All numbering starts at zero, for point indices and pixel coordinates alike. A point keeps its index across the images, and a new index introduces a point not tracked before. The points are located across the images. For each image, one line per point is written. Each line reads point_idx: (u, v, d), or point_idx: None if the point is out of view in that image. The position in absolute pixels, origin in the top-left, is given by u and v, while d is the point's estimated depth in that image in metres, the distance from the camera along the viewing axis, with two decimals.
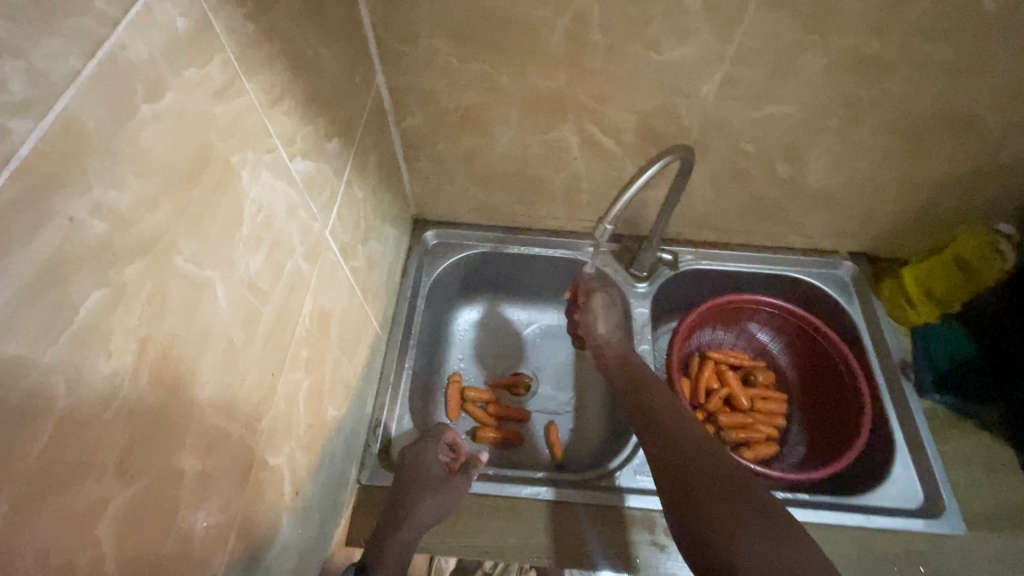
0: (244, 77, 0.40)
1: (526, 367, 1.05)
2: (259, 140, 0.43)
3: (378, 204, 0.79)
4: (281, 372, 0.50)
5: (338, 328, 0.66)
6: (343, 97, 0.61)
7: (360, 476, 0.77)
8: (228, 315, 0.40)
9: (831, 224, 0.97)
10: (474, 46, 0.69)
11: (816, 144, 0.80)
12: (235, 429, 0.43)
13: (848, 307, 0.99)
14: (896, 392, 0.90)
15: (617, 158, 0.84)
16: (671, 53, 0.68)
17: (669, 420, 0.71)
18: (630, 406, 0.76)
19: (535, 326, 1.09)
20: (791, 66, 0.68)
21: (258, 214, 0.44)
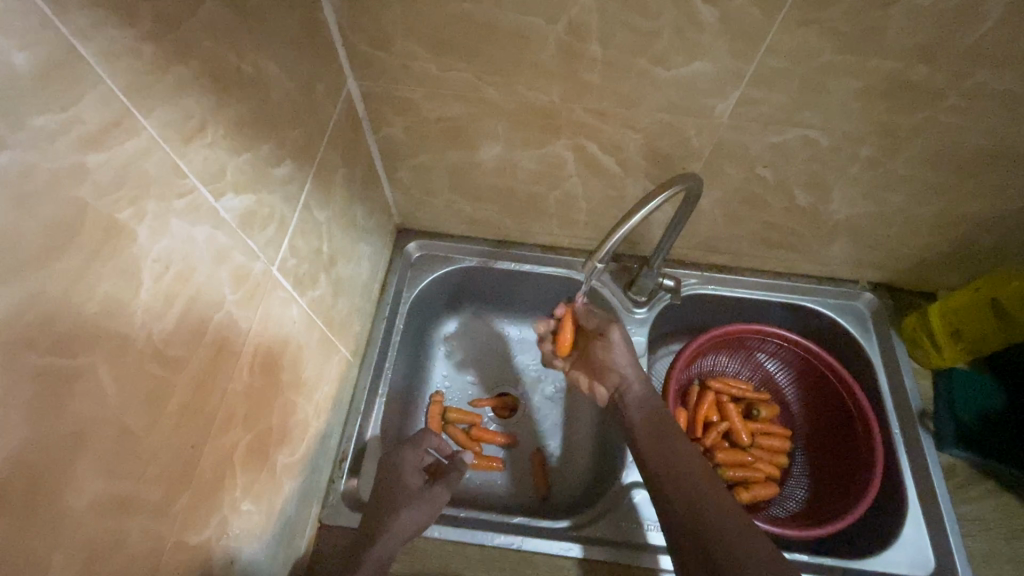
0: (139, 113, 0.33)
1: (514, 388, 0.96)
2: (167, 185, 0.36)
3: (350, 223, 0.72)
4: (206, 440, 0.44)
5: (291, 367, 0.60)
6: (298, 113, 0.54)
7: (321, 513, 0.71)
8: (119, 400, 0.34)
9: (853, 253, 0.88)
10: (455, 55, 0.60)
11: (841, 173, 0.71)
12: (136, 523, 0.37)
13: (867, 345, 0.90)
14: (912, 443, 0.82)
15: (617, 178, 0.76)
16: (680, 70, 0.59)
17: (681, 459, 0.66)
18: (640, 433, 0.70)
19: (527, 344, 0.99)
20: (819, 88, 0.59)
21: (165, 272, 0.37)
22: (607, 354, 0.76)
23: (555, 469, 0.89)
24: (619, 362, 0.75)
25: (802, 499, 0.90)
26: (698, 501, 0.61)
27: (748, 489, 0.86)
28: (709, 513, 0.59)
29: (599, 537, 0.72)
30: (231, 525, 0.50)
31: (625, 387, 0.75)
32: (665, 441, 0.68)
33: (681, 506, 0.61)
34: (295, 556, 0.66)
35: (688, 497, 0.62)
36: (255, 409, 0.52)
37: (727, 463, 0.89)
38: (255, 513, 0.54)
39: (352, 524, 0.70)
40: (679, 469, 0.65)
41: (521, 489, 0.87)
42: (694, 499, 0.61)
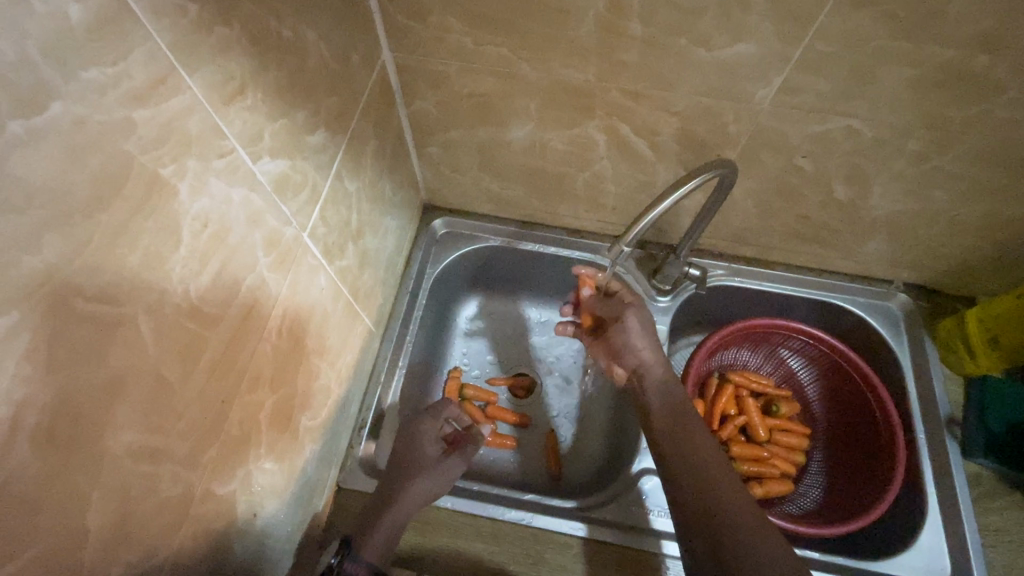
0: (184, 71, 0.34)
1: (532, 369, 0.97)
2: (207, 145, 0.37)
3: (378, 195, 0.73)
4: (235, 397, 0.46)
5: (317, 333, 0.61)
6: (333, 81, 0.54)
7: (339, 477, 0.73)
8: (156, 352, 0.35)
9: (889, 252, 0.85)
10: (491, 28, 0.60)
11: (883, 166, 0.68)
12: (167, 469, 0.39)
13: (896, 346, 0.87)
14: (937, 450, 0.80)
15: (648, 162, 0.75)
16: (722, 51, 0.57)
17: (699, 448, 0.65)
18: (659, 415, 0.69)
19: (547, 326, 1.00)
20: (869, 76, 0.57)
21: (203, 230, 0.38)
22: (622, 336, 0.74)
23: (568, 451, 0.89)
24: (635, 345, 0.73)
25: (816, 498, 0.90)
26: (711, 482, 0.61)
27: (761, 485, 0.86)
28: (721, 496, 0.60)
29: (608, 519, 0.72)
30: (255, 479, 0.52)
31: (642, 369, 0.73)
32: (682, 420, 0.68)
33: (690, 485, 0.62)
34: (313, 517, 0.68)
35: (702, 477, 0.62)
36: (280, 371, 0.53)
37: (741, 457, 0.88)
38: (276, 471, 0.56)
39: (367, 490, 0.72)
40: (694, 457, 0.64)
41: (534, 467, 0.88)
42: (707, 479, 0.62)
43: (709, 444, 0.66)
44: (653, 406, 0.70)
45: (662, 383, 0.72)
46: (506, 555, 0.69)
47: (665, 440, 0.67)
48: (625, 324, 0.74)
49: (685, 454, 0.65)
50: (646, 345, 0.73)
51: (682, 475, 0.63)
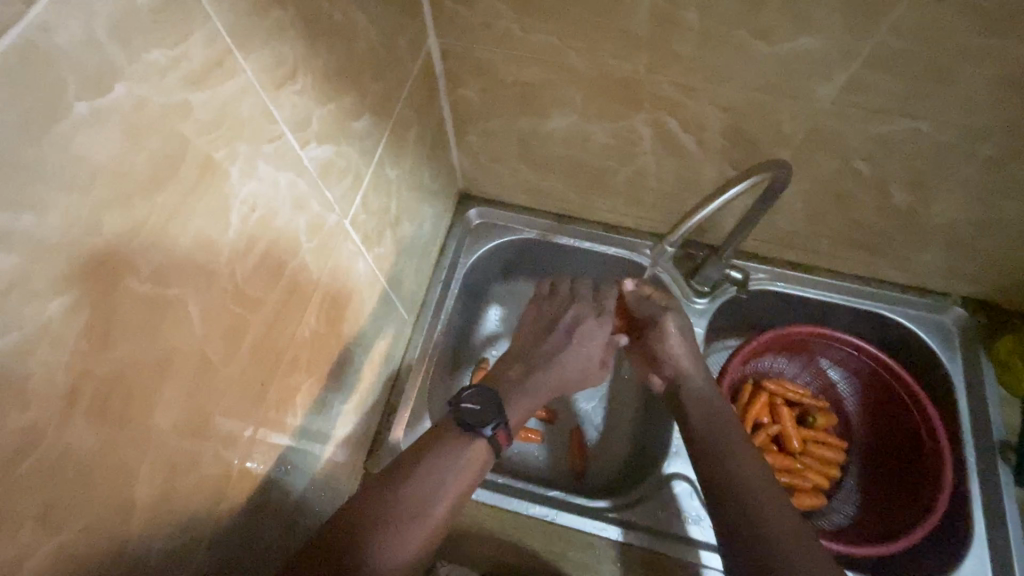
0: (240, 55, 0.34)
1: None
2: (258, 129, 0.37)
3: (417, 183, 0.73)
4: (273, 379, 0.46)
5: (352, 318, 0.61)
6: (380, 66, 0.54)
7: (366, 461, 0.74)
8: (202, 333, 0.36)
9: (947, 263, 0.80)
10: (541, 15, 0.58)
11: (951, 172, 0.64)
12: (209, 446, 0.39)
13: (949, 363, 0.83)
14: (987, 474, 0.76)
15: (694, 159, 0.72)
16: (783, 45, 0.54)
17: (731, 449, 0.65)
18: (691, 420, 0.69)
19: None
20: (944, 75, 0.53)
21: (251, 214, 0.38)
22: (660, 345, 0.74)
23: (593, 449, 0.89)
24: (674, 355, 0.73)
25: (850, 514, 0.86)
26: (756, 505, 0.59)
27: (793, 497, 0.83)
28: (768, 521, 0.58)
29: (633, 521, 0.71)
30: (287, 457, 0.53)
31: (681, 379, 0.73)
32: (721, 440, 0.66)
33: (736, 506, 0.60)
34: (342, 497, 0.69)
35: (746, 501, 0.60)
36: (316, 355, 0.54)
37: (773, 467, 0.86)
38: (306, 451, 0.57)
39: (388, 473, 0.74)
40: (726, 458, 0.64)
41: (558, 463, 0.87)
42: (752, 503, 0.60)
43: (754, 464, 0.63)
44: (693, 418, 0.69)
45: (702, 394, 0.71)
46: (527, 548, 0.69)
47: (708, 459, 0.65)
48: (664, 332, 0.74)
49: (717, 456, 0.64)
50: (684, 354, 0.73)
51: (727, 497, 0.61)
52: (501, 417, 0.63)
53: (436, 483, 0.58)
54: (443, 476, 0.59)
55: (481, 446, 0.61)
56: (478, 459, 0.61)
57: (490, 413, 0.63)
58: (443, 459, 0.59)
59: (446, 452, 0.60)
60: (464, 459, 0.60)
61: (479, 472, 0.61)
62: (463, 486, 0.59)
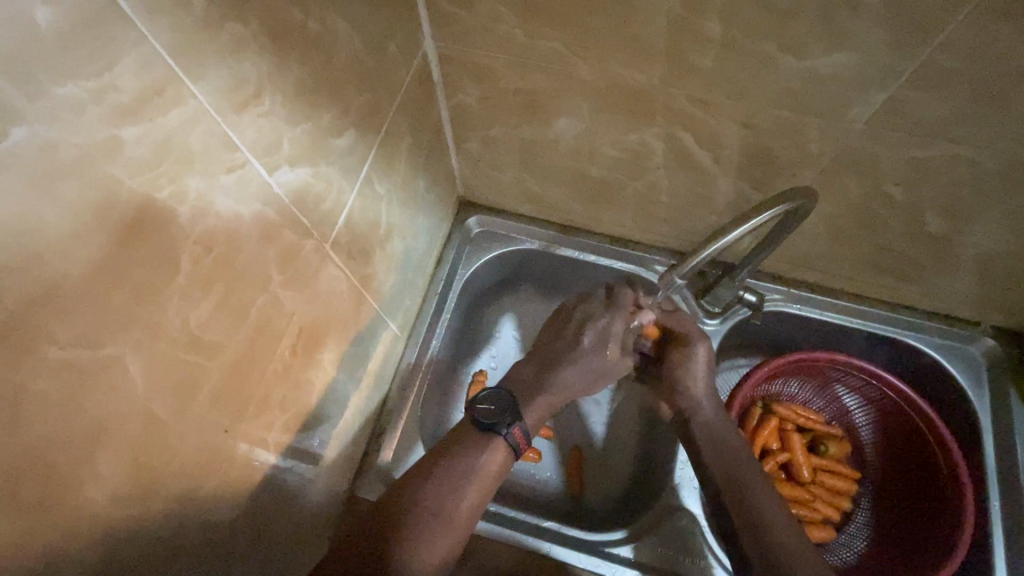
0: (187, 78, 0.29)
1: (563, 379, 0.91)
2: (213, 160, 0.32)
3: (411, 195, 0.68)
4: (240, 422, 0.43)
5: (335, 343, 0.57)
6: (366, 77, 0.49)
7: (352, 484, 0.71)
8: (147, 391, 0.32)
9: (980, 292, 0.75)
10: (545, 19, 0.52)
11: (994, 201, 0.58)
12: (159, 507, 0.36)
13: (975, 398, 0.77)
14: (1013, 521, 0.71)
15: (710, 177, 0.67)
16: (815, 61, 0.48)
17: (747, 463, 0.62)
18: (709, 446, 0.64)
19: None
20: (997, 99, 0.47)
21: (207, 255, 0.34)
22: (679, 370, 0.68)
23: (592, 473, 0.84)
24: (692, 386, 0.67)
25: (860, 550, 0.82)
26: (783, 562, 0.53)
27: None
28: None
29: (630, 557, 0.69)
30: (259, 496, 0.50)
31: (698, 412, 0.66)
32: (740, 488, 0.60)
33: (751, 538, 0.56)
34: (324, 524, 0.66)
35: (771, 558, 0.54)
36: (292, 388, 0.50)
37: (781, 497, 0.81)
38: (278, 487, 0.53)
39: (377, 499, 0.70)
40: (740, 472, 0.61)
41: (555, 487, 0.84)
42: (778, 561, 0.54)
43: (777, 511, 0.58)
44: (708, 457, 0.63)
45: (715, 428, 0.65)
46: None
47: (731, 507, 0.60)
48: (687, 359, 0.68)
49: (731, 470, 0.62)
50: (704, 384, 0.67)
51: (750, 550, 0.56)
52: (515, 413, 0.59)
53: (457, 494, 0.54)
54: (463, 483, 0.54)
55: (497, 441, 0.57)
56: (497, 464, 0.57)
57: (504, 409, 0.59)
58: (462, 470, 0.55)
59: (464, 460, 0.56)
60: (480, 465, 0.56)
61: (496, 479, 0.57)
62: (487, 480, 0.56)
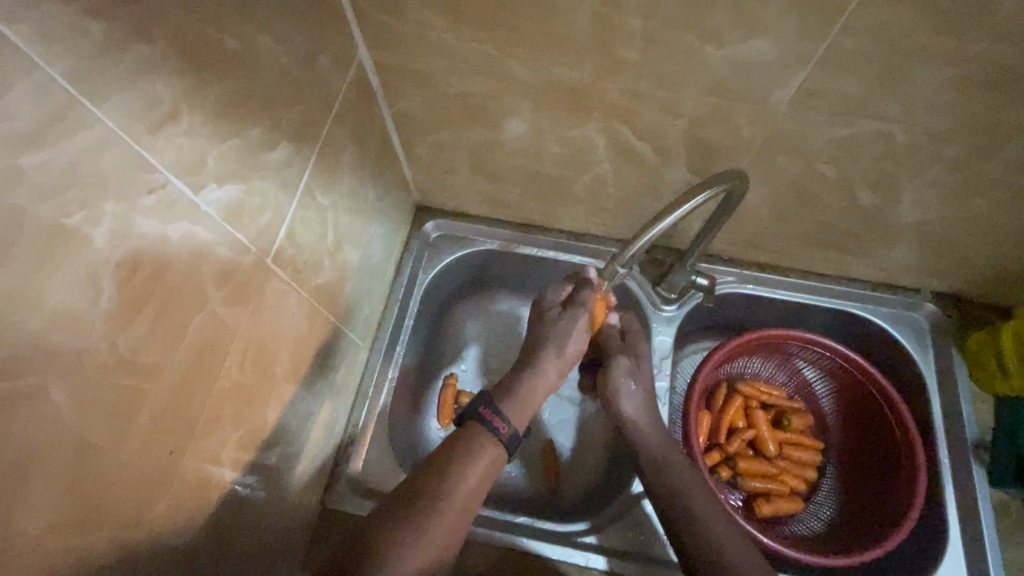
0: (90, 101, 0.29)
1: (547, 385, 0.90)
2: (128, 182, 0.32)
3: (360, 204, 0.68)
4: (189, 443, 0.42)
5: (289, 358, 0.57)
6: (297, 90, 0.49)
7: (325, 496, 0.70)
8: (77, 418, 0.31)
9: (918, 260, 0.78)
10: (474, 24, 0.53)
11: (915, 174, 0.61)
12: (105, 535, 0.35)
13: (922, 362, 0.80)
14: (962, 476, 0.74)
15: (653, 167, 0.69)
16: (733, 50, 0.50)
17: (678, 468, 0.65)
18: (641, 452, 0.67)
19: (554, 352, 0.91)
20: (903, 77, 0.50)
21: (133, 277, 0.33)
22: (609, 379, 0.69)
23: (566, 465, 0.85)
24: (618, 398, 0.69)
25: (826, 518, 0.85)
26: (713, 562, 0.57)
27: (769, 502, 0.81)
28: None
29: (603, 546, 0.70)
30: (221, 517, 0.49)
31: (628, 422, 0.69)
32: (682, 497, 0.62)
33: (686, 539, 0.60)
34: (296, 540, 0.66)
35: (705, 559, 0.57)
36: (245, 406, 0.50)
37: (749, 473, 0.83)
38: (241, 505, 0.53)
39: (353, 509, 0.70)
40: (672, 475, 0.64)
41: (531, 482, 0.84)
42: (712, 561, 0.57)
43: (711, 514, 0.60)
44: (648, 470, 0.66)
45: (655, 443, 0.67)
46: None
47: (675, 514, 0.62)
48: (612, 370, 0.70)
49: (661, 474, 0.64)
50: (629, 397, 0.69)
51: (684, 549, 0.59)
52: (482, 393, 0.61)
53: (444, 499, 0.53)
54: (457, 479, 0.54)
55: (483, 436, 0.57)
56: (487, 470, 0.56)
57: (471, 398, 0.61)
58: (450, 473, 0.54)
59: (455, 465, 0.54)
60: (478, 460, 0.55)
61: (492, 474, 0.56)
62: (487, 471, 0.55)
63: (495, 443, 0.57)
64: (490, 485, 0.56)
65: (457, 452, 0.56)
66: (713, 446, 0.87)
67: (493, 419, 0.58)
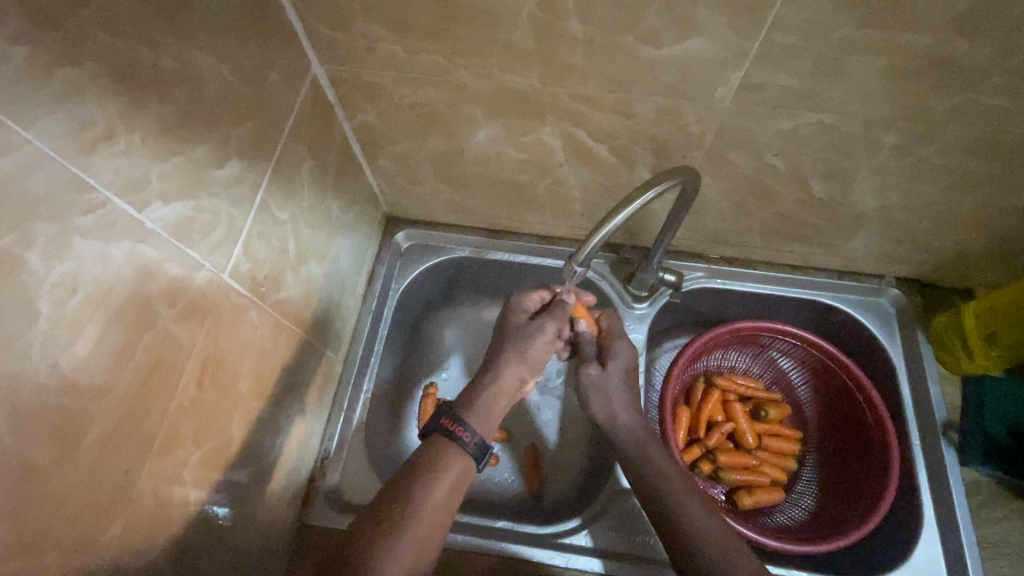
0: (18, 125, 0.30)
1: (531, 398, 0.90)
2: (63, 203, 0.33)
3: (322, 217, 0.69)
4: (143, 463, 0.42)
5: (253, 374, 0.57)
6: (245, 107, 0.49)
7: (303, 513, 0.70)
8: (16, 442, 0.31)
9: (879, 247, 0.80)
10: (420, 35, 0.54)
11: (861, 163, 0.63)
12: (54, 557, 0.35)
13: (889, 345, 0.82)
14: (933, 456, 0.76)
15: (611, 167, 0.70)
16: (672, 49, 0.52)
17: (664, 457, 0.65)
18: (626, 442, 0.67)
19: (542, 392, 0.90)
20: (836, 69, 0.51)
21: (72, 297, 0.34)
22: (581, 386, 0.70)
23: (548, 467, 0.85)
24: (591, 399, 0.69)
25: (808, 506, 0.85)
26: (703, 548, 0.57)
27: (750, 494, 0.82)
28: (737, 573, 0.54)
29: (583, 545, 0.70)
30: (187, 537, 0.49)
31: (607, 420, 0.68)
32: (667, 483, 0.62)
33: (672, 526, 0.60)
34: (271, 558, 0.65)
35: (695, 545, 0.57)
36: (205, 424, 0.50)
37: (729, 466, 0.83)
38: (209, 525, 0.52)
39: (331, 525, 0.69)
40: (656, 463, 0.64)
41: (513, 486, 0.84)
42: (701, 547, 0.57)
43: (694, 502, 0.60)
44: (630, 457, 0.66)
45: (634, 433, 0.67)
46: None
47: (661, 502, 0.62)
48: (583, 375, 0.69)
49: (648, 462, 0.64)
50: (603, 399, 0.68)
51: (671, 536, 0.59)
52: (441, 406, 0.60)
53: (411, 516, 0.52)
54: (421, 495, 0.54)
55: (450, 449, 0.57)
56: (453, 485, 0.55)
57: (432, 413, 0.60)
58: (417, 491, 0.54)
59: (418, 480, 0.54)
60: (441, 475, 0.55)
61: (457, 488, 0.56)
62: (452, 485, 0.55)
63: (461, 454, 0.57)
64: (456, 498, 0.56)
65: (421, 468, 0.55)
66: (694, 441, 0.87)
67: (458, 430, 0.57)
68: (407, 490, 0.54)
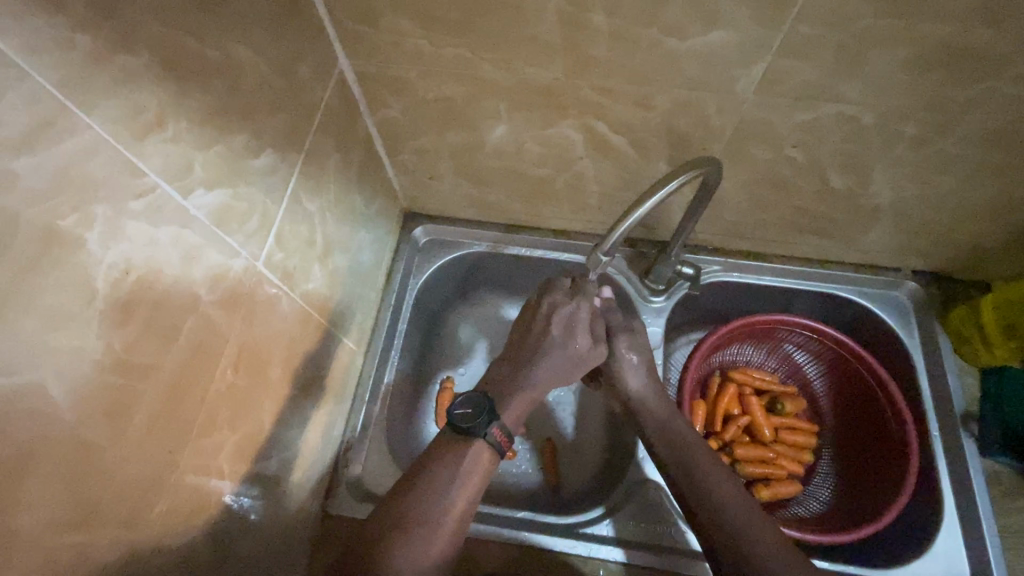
0: (79, 111, 0.31)
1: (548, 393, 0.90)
2: (117, 186, 0.34)
3: (346, 211, 0.70)
4: (184, 445, 0.43)
5: (283, 363, 0.58)
6: (278, 99, 0.51)
7: (326, 503, 0.71)
8: (72, 416, 0.32)
9: (896, 239, 0.80)
10: (447, 29, 0.55)
11: (882, 154, 0.63)
12: (103, 532, 0.36)
13: (906, 338, 0.82)
14: (952, 448, 0.76)
15: (631, 160, 0.70)
16: (695, 41, 0.53)
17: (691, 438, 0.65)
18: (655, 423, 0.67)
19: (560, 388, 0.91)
20: (858, 59, 0.52)
21: (125, 278, 0.35)
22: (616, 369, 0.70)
23: (566, 460, 0.86)
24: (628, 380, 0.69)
25: (826, 499, 0.85)
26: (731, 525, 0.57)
27: (768, 486, 0.82)
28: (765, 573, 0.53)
29: (605, 535, 0.71)
30: (222, 521, 0.50)
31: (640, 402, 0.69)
32: (693, 471, 0.62)
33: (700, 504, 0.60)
34: (296, 548, 0.66)
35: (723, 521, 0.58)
36: (239, 410, 0.50)
37: (746, 458, 0.84)
38: (242, 510, 0.53)
39: (353, 515, 0.70)
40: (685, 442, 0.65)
41: (532, 479, 0.84)
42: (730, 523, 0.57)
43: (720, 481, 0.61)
44: (659, 438, 0.66)
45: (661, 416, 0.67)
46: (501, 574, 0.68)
47: (688, 492, 0.62)
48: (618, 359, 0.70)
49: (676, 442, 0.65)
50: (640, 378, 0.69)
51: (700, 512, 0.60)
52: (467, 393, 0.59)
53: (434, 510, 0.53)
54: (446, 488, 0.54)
55: (472, 442, 0.57)
56: (473, 489, 0.56)
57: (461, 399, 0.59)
58: (441, 481, 0.55)
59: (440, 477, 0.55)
60: (461, 474, 0.56)
61: (476, 490, 0.56)
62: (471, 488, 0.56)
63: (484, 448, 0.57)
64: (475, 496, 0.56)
65: (438, 466, 0.56)
66: (710, 434, 0.87)
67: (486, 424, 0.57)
68: (430, 483, 0.54)
